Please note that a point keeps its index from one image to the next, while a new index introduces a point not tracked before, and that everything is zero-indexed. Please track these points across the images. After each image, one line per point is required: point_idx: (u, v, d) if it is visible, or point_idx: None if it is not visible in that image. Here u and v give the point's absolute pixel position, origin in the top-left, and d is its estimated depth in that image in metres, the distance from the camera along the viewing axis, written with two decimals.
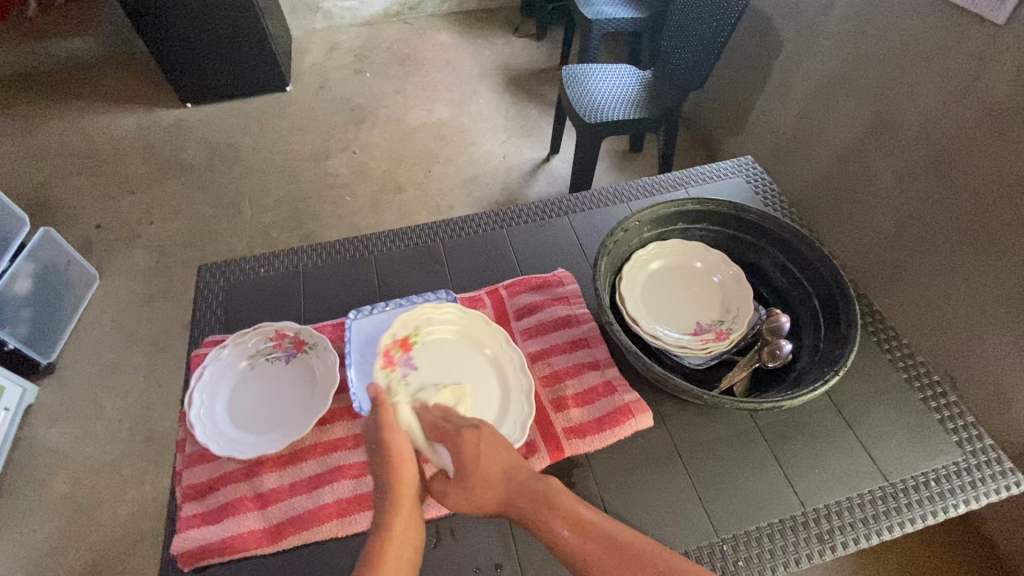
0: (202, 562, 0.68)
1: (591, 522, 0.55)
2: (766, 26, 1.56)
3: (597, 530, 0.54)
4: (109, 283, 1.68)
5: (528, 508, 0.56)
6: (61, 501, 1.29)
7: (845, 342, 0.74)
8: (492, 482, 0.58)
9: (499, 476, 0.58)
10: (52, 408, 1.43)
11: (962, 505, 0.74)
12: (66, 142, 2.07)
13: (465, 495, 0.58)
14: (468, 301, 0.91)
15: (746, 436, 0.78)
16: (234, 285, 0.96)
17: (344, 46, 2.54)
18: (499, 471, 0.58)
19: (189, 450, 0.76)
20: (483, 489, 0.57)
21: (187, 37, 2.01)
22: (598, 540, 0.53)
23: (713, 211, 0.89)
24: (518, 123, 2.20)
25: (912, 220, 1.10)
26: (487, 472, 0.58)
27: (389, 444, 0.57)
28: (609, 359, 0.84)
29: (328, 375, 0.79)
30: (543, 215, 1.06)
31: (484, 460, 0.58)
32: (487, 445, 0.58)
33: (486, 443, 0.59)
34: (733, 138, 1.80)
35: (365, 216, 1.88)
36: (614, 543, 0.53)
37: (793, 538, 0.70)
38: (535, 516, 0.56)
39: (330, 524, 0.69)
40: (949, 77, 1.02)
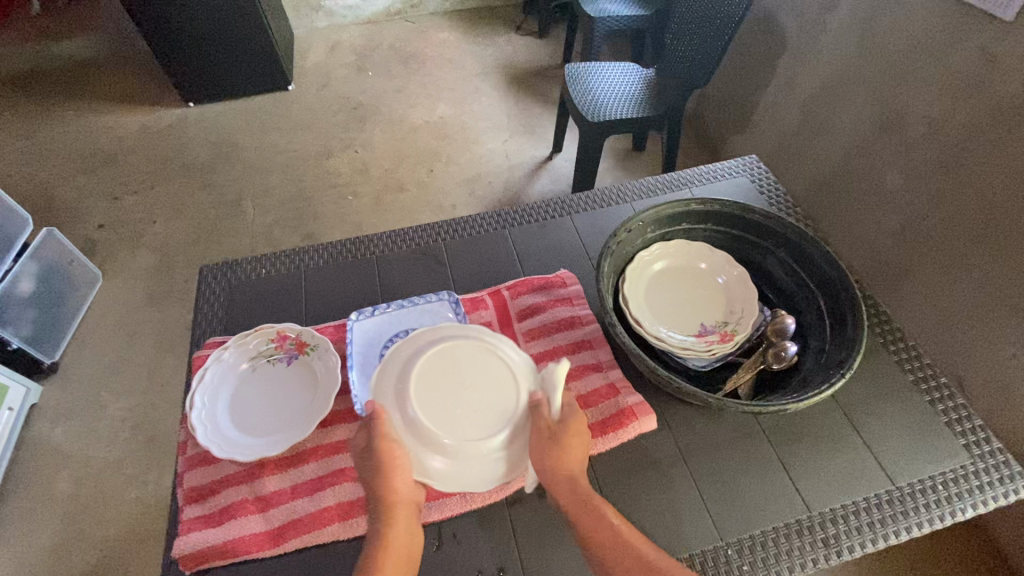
0: (203, 565, 0.67)
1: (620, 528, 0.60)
2: (771, 24, 1.54)
3: (623, 539, 0.60)
4: (111, 283, 1.68)
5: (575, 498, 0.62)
6: (63, 500, 1.29)
7: (851, 345, 0.73)
8: (573, 458, 0.62)
9: (579, 457, 0.63)
10: (55, 408, 1.43)
11: (970, 510, 0.73)
12: (68, 141, 2.08)
13: (555, 452, 0.62)
14: (470, 302, 0.90)
15: (750, 440, 0.77)
16: (235, 285, 0.96)
17: (345, 44, 2.53)
18: (580, 455, 0.64)
19: (190, 453, 0.75)
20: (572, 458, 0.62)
21: (188, 36, 2.00)
22: (618, 544, 0.59)
23: (717, 211, 0.88)
24: (520, 122, 2.19)
25: (917, 220, 1.09)
26: (576, 450, 0.63)
27: (381, 454, 0.60)
28: (612, 360, 0.83)
29: (329, 377, 0.78)
30: (545, 215, 1.06)
31: (577, 439, 0.63)
32: (585, 436, 0.65)
33: (583, 430, 0.65)
34: (736, 137, 1.79)
35: (367, 215, 1.88)
36: (638, 555, 0.58)
37: (799, 542, 0.70)
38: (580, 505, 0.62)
39: (332, 527, 0.69)
40: (956, 75, 1.01)
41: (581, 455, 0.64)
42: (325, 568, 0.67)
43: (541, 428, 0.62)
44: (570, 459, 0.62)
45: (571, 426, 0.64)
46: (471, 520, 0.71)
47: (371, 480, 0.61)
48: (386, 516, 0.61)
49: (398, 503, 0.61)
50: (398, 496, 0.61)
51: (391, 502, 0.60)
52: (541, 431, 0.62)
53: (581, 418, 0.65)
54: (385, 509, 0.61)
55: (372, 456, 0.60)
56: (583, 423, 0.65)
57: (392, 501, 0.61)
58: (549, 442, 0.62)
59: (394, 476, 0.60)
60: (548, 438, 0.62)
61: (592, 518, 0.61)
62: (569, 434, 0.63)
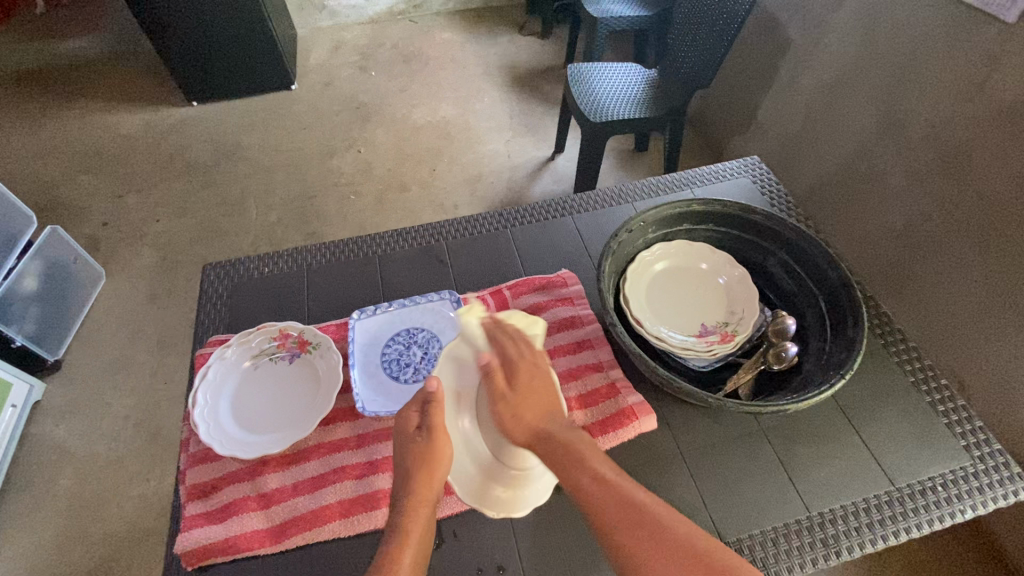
0: (204, 562, 0.68)
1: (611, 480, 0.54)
2: (774, 25, 1.54)
3: (615, 489, 0.53)
4: (114, 281, 1.69)
5: (552, 448, 0.58)
6: (66, 497, 1.30)
7: (852, 346, 0.73)
8: (530, 412, 0.61)
9: (538, 412, 0.61)
10: (58, 406, 1.44)
11: (970, 511, 0.73)
12: (72, 140, 2.09)
13: (510, 414, 0.61)
14: (471, 302, 0.90)
15: (750, 440, 0.77)
16: (238, 284, 0.96)
17: (349, 44, 2.54)
18: (541, 411, 0.62)
19: (192, 450, 0.76)
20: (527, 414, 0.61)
21: (191, 35, 2.01)
22: (615, 495, 0.52)
23: (719, 211, 0.88)
24: (523, 122, 2.20)
25: (919, 221, 1.09)
26: (531, 403, 0.62)
27: (435, 438, 0.61)
28: (612, 360, 0.83)
29: (331, 375, 0.79)
30: (547, 215, 1.06)
31: (529, 393, 0.62)
32: (540, 382, 0.63)
33: (540, 379, 0.64)
34: (738, 138, 1.79)
35: (369, 214, 1.88)
36: (635, 505, 0.51)
37: (797, 543, 0.70)
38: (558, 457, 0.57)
39: (334, 524, 0.69)
40: (959, 78, 1.01)
41: (547, 407, 0.62)
42: (327, 564, 0.68)
43: (494, 397, 0.62)
44: (529, 419, 0.61)
45: (518, 382, 0.63)
46: (471, 518, 0.71)
47: (410, 463, 0.60)
48: (412, 509, 0.57)
49: (425, 501, 0.59)
50: (433, 490, 0.59)
51: (421, 498, 0.58)
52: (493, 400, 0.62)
53: (524, 368, 0.64)
54: (414, 502, 0.58)
55: (427, 434, 0.61)
56: (531, 372, 0.64)
57: (421, 493, 0.58)
58: (514, 423, 0.61)
59: (436, 467, 0.60)
60: (501, 406, 0.61)
61: (577, 477, 0.55)
62: (517, 392, 0.62)
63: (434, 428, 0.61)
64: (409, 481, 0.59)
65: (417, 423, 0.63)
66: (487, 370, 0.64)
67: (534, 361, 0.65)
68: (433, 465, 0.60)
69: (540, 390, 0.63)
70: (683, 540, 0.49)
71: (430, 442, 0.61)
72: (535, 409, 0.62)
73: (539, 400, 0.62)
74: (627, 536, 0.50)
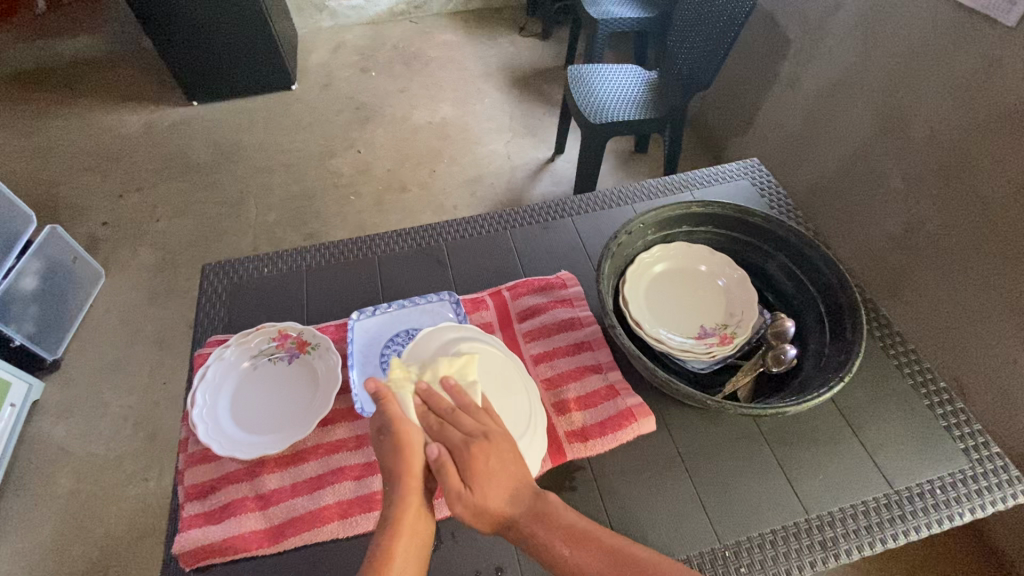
0: (202, 562, 0.68)
1: (587, 535, 0.57)
2: (774, 27, 1.55)
3: (598, 544, 0.57)
4: (114, 280, 1.69)
5: (527, 527, 0.57)
6: (64, 497, 1.29)
7: (851, 348, 0.73)
8: (494, 499, 0.56)
9: (501, 494, 0.57)
10: (57, 405, 1.44)
11: (969, 514, 0.73)
12: (72, 139, 2.09)
13: (473, 511, 0.55)
14: (471, 303, 0.90)
15: (749, 442, 0.78)
16: (237, 284, 0.96)
17: (349, 44, 2.54)
18: (504, 492, 0.57)
19: (191, 450, 0.76)
20: (493, 502, 0.55)
21: (192, 35, 2.01)
22: (596, 549, 0.56)
23: (718, 213, 0.88)
24: (522, 123, 2.20)
25: (919, 224, 1.09)
26: (493, 490, 0.56)
27: (400, 434, 0.56)
28: (611, 362, 0.83)
29: (329, 376, 0.79)
30: (547, 216, 1.06)
31: (489, 477, 0.56)
32: (497, 461, 0.57)
33: (496, 456, 0.57)
34: (738, 140, 1.80)
35: (368, 215, 1.88)
36: (621, 556, 0.56)
37: (796, 545, 0.70)
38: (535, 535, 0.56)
39: (332, 525, 0.69)
40: (959, 80, 1.01)
41: (510, 484, 0.57)
42: (324, 565, 0.68)
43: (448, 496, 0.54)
44: (495, 507, 0.56)
45: (475, 470, 0.55)
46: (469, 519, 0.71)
47: (388, 460, 0.57)
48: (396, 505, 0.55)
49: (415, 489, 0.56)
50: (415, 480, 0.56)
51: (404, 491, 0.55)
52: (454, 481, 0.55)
53: (478, 451, 0.56)
54: (397, 496, 0.55)
55: (392, 434, 0.57)
56: (485, 453, 0.57)
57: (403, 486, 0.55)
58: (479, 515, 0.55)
59: (411, 455, 0.56)
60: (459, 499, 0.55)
61: (557, 552, 0.56)
62: (475, 482, 0.55)
63: (397, 426, 0.56)
64: (390, 475, 0.56)
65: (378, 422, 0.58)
66: (434, 464, 0.55)
67: (487, 434, 0.58)
68: (406, 462, 0.56)
69: (497, 474, 0.57)
70: None
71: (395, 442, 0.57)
72: (496, 495, 0.56)
73: (498, 478, 0.57)
74: None
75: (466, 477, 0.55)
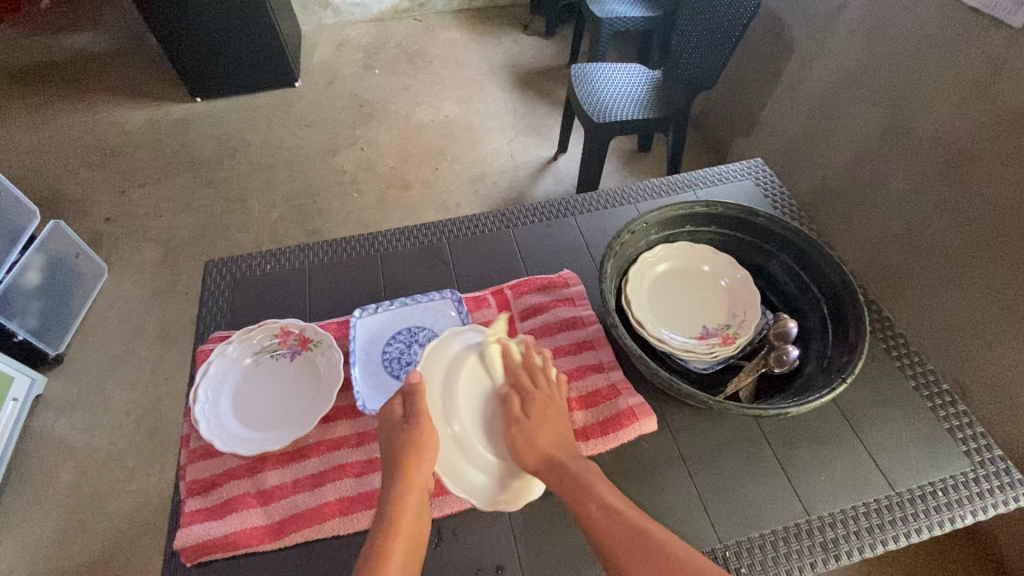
0: (204, 558, 0.68)
1: (618, 508, 0.59)
2: (778, 27, 1.54)
3: (621, 516, 0.57)
4: (117, 276, 1.70)
5: (566, 476, 0.61)
6: (65, 491, 1.30)
7: (854, 349, 0.73)
8: (545, 439, 0.64)
9: (551, 437, 0.65)
10: (60, 400, 1.44)
11: (970, 516, 0.73)
12: (76, 134, 2.09)
13: (528, 440, 0.64)
14: (473, 301, 0.90)
15: (751, 443, 0.77)
16: (240, 280, 0.96)
17: (353, 42, 2.54)
18: (553, 437, 0.65)
19: (193, 446, 0.76)
20: (543, 437, 0.64)
21: (196, 31, 2.01)
22: (629, 534, 0.56)
23: (721, 213, 0.88)
24: (525, 122, 2.19)
25: (922, 225, 1.09)
26: (546, 430, 0.65)
27: (420, 431, 0.62)
28: (613, 361, 0.83)
29: (332, 373, 0.79)
30: (550, 215, 1.06)
31: (545, 420, 0.66)
32: (554, 412, 0.67)
33: (554, 409, 0.68)
34: (742, 140, 1.79)
35: (371, 212, 1.88)
36: (646, 535, 0.56)
37: (797, 546, 0.70)
38: (569, 482, 0.61)
39: (334, 522, 0.69)
40: (964, 81, 1.00)
41: (560, 433, 0.66)
42: (325, 563, 0.68)
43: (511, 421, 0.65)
44: (544, 444, 0.64)
45: (534, 411, 0.66)
46: (471, 516, 0.71)
47: (397, 453, 0.62)
48: (400, 499, 0.60)
49: (415, 488, 0.61)
50: (420, 476, 0.61)
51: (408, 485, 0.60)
52: (512, 420, 0.65)
53: (539, 400, 0.67)
54: (399, 490, 0.60)
55: (413, 424, 0.63)
56: (546, 402, 0.67)
57: (410, 482, 0.60)
58: (530, 443, 0.64)
59: (423, 454, 0.62)
60: (516, 430, 0.64)
61: (591, 506, 0.59)
62: (533, 418, 0.66)
63: (420, 418, 0.63)
64: (394, 471, 0.61)
65: (402, 413, 0.65)
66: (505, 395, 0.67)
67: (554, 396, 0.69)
68: (418, 457, 0.61)
69: (552, 417, 0.67)
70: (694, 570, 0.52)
71: (417, 431, 0.62)
72: (550, 435, 0.65)
73: (554, 426, 0.66)
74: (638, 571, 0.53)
75: (527, 414, 0.66)
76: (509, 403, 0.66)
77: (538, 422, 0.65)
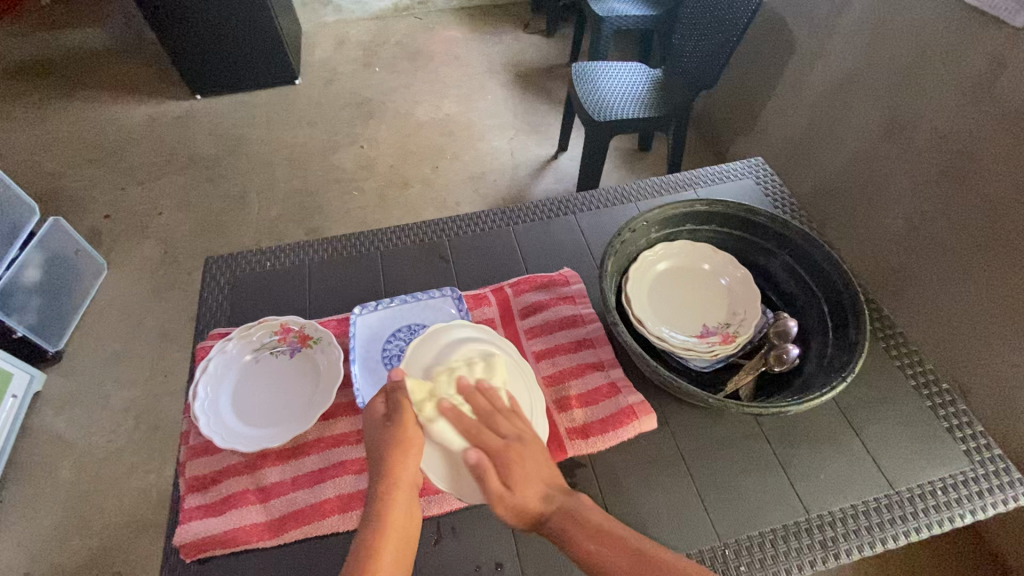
0: (203, 554, 0.68)
1: (611, 530, 0.57)
2: (779, 27, 1.54)
3: (612, 538, 0.57)
4: (117, 273, 1.69)
5: (560, 524, 0.58)
6: (65, 488, 1.30)
7: (854, 349, 0.73)
8: (530, 497, 0.59)
9: (537, 494, 0.59)
10: (59, 396, 1.44)
11: (970, 515, 0.73)
12: (76, 131, 2.09)
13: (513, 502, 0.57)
14: (473, 299, 0.90)
15: (750, 441, 0.77)
16: (240, 277, 0.96)
17: (353, 39, 2.54)
18: (539, 490, 0.59)
19: (192, 442, 0.76)
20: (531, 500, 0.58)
21: (196, 28, 2.01)
22: (622, 551, 0.55)
23: (722, 212, 0.88)
24: (526, 120, 2.19)
25: (922, 225, 1.09)
26: (532, 487, 0.59)
27: (401, 430, 0.61)
28: (613, 360, 0.83)
29: (332, 370, 0.79)
30: (550, 213, 1.06)
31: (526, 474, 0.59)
32: (532, 461, 0.60)
33: (530, 457, 0.60)
34: (742, 139, 1.79)
35: (371, 210, 1.88)
36: (640, 554, 0.55)
37: (796, 544, 0.70)
38: (564, 531, 0.57)
39: (332, 519, 0.69)
40: (965, 81, 1.00)
41: (543, 482, 0.60)
42: (324, 561, 0.68)
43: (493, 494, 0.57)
44: (534, 504, 0.58)
45: (512, 472, 0.58)
46: (469, 515, 0.71)
47: (382, 451, 0.61)
48: (386, 496, 0.59)
49: (401, 485, 0.60)
50: (406, 472, 0.60)
51: (394, 480, 0.59)
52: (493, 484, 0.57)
53: (514, 456, 0.59)
54: (385, 486, 0.60)
55: (395, 423, 0.61)
56: (521, 457, 0.60)
57: (394, 479, 0.60)
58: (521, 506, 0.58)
59: (408, 450, 0.60)
60: (502, 499, 0.57)
61: (584, 536, 0.57)
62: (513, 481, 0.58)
63: (402, 415, 0.61)
64: (380, 465, 0.61)
65: (384, 411, 0.64)
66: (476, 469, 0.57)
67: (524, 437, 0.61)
68: (401, 455, 0.60)
69: (534, 470, 0.60)
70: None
71: (399, 429, 0.61)
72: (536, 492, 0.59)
73: (538, 473, 0.60)
74: None
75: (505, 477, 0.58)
76: (482, 478, 0.57)
77: (520, 476, 0.59)
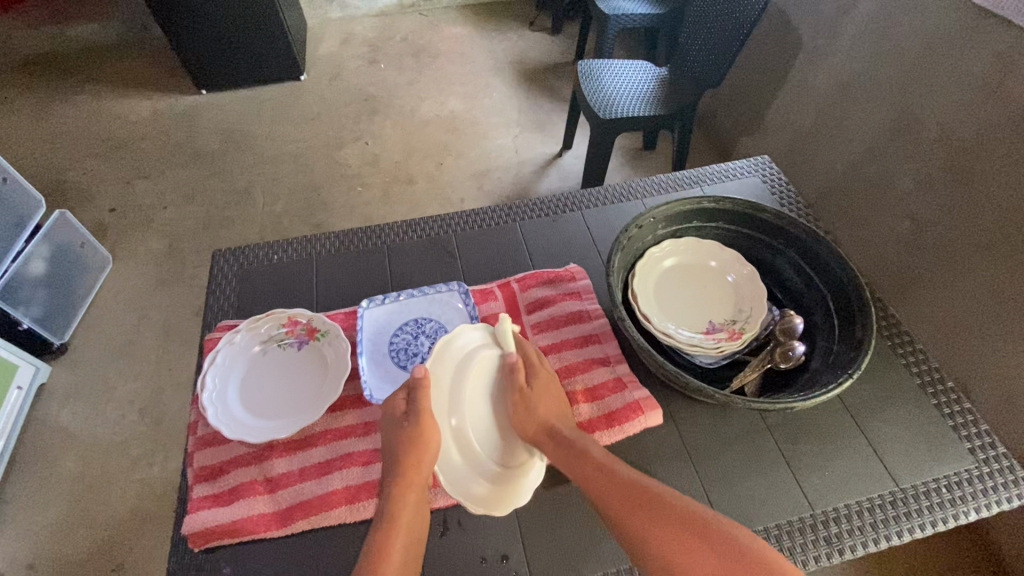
0: (211, 543, 0.68)
1: (614, 470, 0.63)
2: (786, 26, 1.54)
3: (612, 475, 0.62)
4: (122, 266, 1.70)
5: (569, 442, 0.66)
6: (69, 480, 1.30)
7: (860, 346, 0.73)
8: (540, 419, 0.68)
9: (551, 411, 0.69)
10: (64, 389, 1.45)
11: (973, 513, 0.74)
12: (81, 125, 2.09)
13: (528, 407, 0.69)
14: (480, 294, 0.91)
15: (756, 438, 0.78)
16: (248, 270, 0.97)
17: (358, 36, 2.54)
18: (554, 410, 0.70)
19: (200, 433, 0.76)
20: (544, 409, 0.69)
21: (202, 23, 2.01)
22: (619, 486, 0.60)
23: (729, 209, 0.88)
24: (531, 118, 2.19)
25: (928, 225, 1.09)
26: (547, 402, 0.70)
27: (421, 425, 0.64)
28: (620, 355, 0.84)
29: (339, 363, 0.79)
30: (557, 209, 1.06)
31: (546, 390, 0.70)
32: (555, 388, 0.71)
33: (552, 382, 0.72)
34: (748, 139, 1.79)
35: (376, 206, 1.88)
36: (638, 486, 0.60)
37: (800, 540, 0.70)
38: (571, 453, 0.65)
39: (339, 509, 0.69)
40: (973, 81, 1.00)
41: (560, 403, 0.70)
42: (331, 552, 0.68)
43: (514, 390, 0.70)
44: (545, 416, 0.68)
45: (537, 383, 0.71)
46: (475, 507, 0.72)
47: (399, 450, 0.63)
48: (398, 495, 0.61)
49: (415, 483, 0.62)
50: (421, 474, 0.63)
51: (407, 480, 0.62)
52: (515, 393, 0.70)
53: (541, 374, 0.72)
54: (400, 484, 0.62)
55: (415, 421, 0.64)
56: (548, 378, 0.72)
57: (408, 478, 0.62)
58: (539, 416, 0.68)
59: (424, 452, 0.63)
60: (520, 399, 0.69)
61: (590, 472, 0.63)
62: (536, 394, 0.70)
63: (421, 415, 0.65)
64: (395, 465, 0.63)
65: (405, 407, 0.67)
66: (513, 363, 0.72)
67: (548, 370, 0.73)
68: (418, 455, 0.63)
69: (555, 390, 0.71)
70: (682, 512, 0.56)
71: (417, 427, 0.64)
72: (551, 408, 0.69)
73: (556, 402, 0.70)
74: (627, 517, 0.58)
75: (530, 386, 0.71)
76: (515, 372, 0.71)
77: (538, 395, 0.70)
